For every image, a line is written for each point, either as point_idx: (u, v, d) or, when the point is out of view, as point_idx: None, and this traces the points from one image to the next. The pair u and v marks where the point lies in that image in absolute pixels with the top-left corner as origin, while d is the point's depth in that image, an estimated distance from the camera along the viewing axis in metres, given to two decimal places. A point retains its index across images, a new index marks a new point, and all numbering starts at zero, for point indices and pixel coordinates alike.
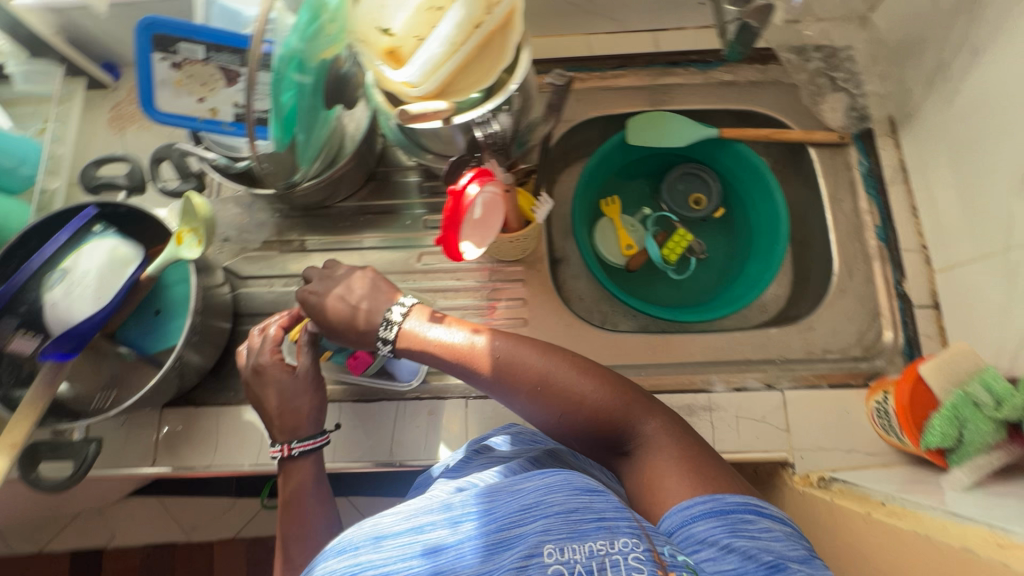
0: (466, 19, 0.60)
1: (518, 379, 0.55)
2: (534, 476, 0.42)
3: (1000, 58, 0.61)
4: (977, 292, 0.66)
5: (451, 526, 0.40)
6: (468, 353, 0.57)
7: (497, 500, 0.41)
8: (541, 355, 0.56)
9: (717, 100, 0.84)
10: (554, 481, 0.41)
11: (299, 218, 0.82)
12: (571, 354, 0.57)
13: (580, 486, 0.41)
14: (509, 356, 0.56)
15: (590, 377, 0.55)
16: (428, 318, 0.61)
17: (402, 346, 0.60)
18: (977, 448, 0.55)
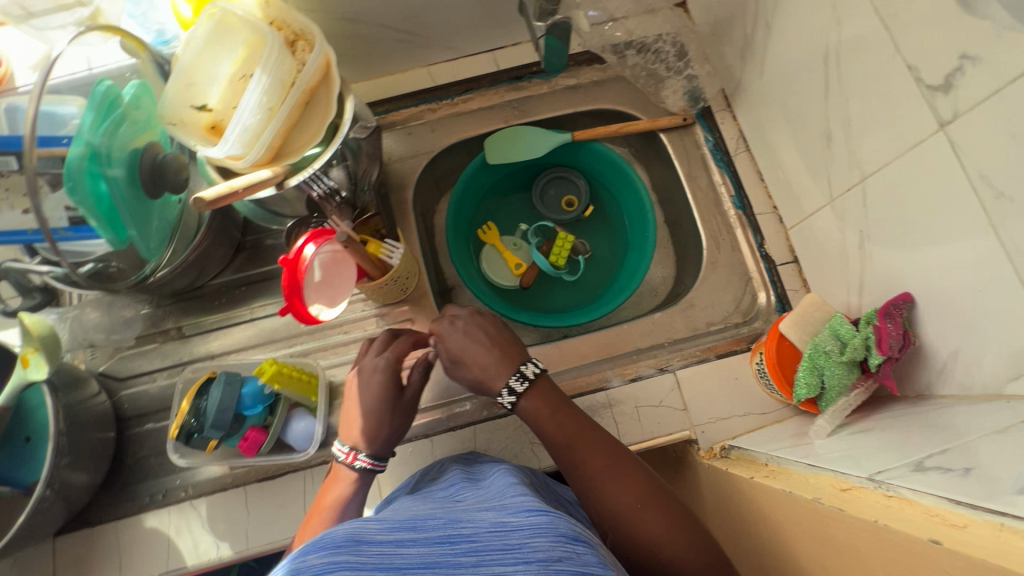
0: (277, 83, 0.60)
1: (603, 494, 0.56)
2: (522, 514, 0.38)
3: (787, 27, 0.65)
4: (821, 242, 0.70)
5: (431, 546, 0.35)
6: (566, 445, 0.59)
7: (482, 531, 0.37)
8: (631, 469, 0.57)
9: (566, 105, 0.86)
10: (541, 522, 0.38)
11: (172, 305, 0.80)
12: (666, 492, 0.56)
13: (568, 533, 0.37)
14: (608, 458, 0.57)
15: (666, 508, 0.55)
16: (558, 400, 0.61)
17: (525, 410, 0.60)
18: (837, 392, 0.59)
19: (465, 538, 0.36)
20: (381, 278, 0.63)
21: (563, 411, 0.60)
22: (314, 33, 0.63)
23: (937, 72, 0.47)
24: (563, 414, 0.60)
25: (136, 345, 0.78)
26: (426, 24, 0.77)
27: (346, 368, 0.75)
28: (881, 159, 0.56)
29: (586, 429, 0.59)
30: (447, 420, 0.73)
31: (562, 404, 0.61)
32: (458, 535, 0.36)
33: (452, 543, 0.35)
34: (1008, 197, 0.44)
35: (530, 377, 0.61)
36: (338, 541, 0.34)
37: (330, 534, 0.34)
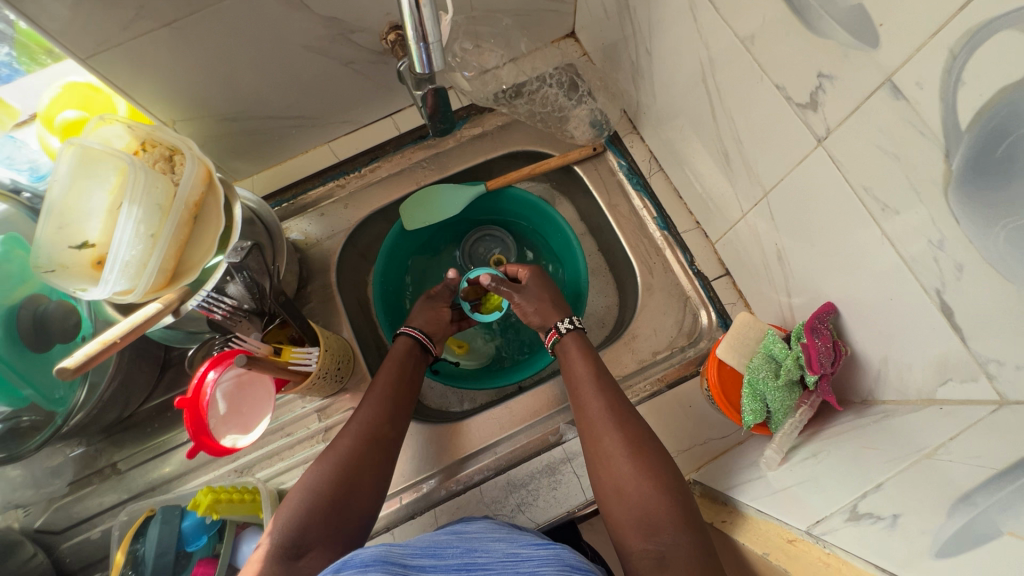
0: (153, 206, 0.57)
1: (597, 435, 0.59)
2: (533, 549, 0.44)
3: (668, 52, 0.65)
4: (745, 254, 0.69)
5: (451, 570, 0.41)
6: (583, 381, 0.64)
7: (495, 561, 0.43)
8: (631, 419, 0.60)
9: (475, 154, 0.84)
10: (549, 555, 0.43)
11: (103, 441, 0.76)
12: (659, 452, 0.57)
13: (574, 564, 0.42)
14: (613, 398, 0.62)
15: (656, 458, 0.56)
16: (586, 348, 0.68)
17: (561, 348, 0.69)
18: (784, 413, 0.57)
19: (481, 566, 0.42)
20: (304, 382, 0.63)
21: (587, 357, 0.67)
22: (185, 146, 0.60)
23: (803, 90, 0.46)
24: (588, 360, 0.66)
25: (72, 491, 0.73)
26: (313, 106, 0.75)
27: (294, 473, 0.72)
28: (777, 174, 0.55)
29: (601, 374, 0.64)
30: (407, 508, 0.69)
31: (590, 355, 0.68)
32: (475, 564, 0.42)
33: (469, 569, 0.42)
34: (892, 209, 0.43)
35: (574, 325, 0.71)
36: (367, 559, 0.38)
37: (358, 555, 0.38)
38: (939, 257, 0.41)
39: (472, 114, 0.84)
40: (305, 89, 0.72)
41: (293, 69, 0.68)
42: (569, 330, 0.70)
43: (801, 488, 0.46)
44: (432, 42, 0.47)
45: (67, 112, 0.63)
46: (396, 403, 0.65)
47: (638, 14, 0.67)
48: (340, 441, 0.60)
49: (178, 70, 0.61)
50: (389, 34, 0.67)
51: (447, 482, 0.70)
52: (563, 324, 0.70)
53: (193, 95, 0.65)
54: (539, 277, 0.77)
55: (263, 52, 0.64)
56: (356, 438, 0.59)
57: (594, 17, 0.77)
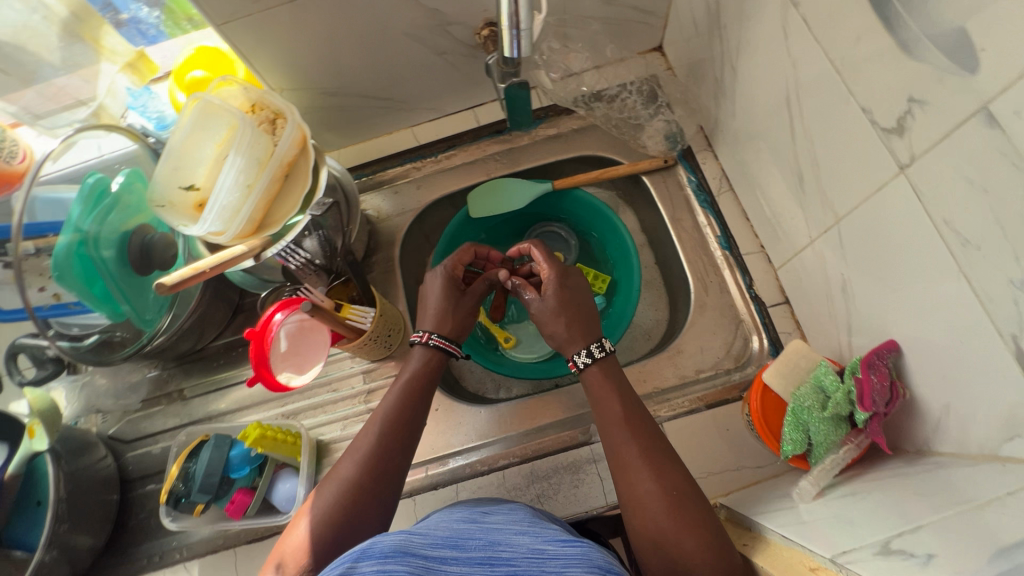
0: (252, 161, 0.64)
1: (630, 480, 0.55)
2: (560, 547, 0.40)
3: (754, 69, 0.65)
4: (808, 283, 0.67)
5: (473, 566, 0.38)
6: (612, 419, 0.60)
7: (519, 556, 0.40)
8: (670, 465, 0.55)
9: (547, 153, 0.87)
10: (577, 554, 0.39)
11: (175, 368, 0.84)
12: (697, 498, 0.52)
13: (601, 565, 0.38)
14: (647, 442, 0.56)
15: (698, 511, 0.51)
16: (609, 377, 0.63)
17: (588, 377, 0.64)
18: (826, 448, 0.55)
19: (505, 561, 0.39)
20: (355, 340, 0.67)
21: (617, 387, 0.62)
22: (288, 111, 0.67)
23: (889, 114, 0.45)
24: (620, 392, 0.62)
25: (143, 407, 0.82)
26: (404, 90, 0.81)
27: (333, 427, 0.77)
28: (852, 201, 0.54)
29: (631, 410, 0.60)
30: (431, 479, 0.72)
31: (621, 386, 0.63)
32: (498, 559, 0.40)
33: (491, 565, 0.39)
34: (973, 244, 0.41)
35: (597, 355, 0.64)
36: (388, 549, 0.37)
37: (379, 543, 0.38)
38: (1020, 300, 0.38)
39: (549, 115, 0.87)
40: (401, 73, 0.77)
41: (391, 53, 0.73)
42: (592, 364, 0.64)
43: (835, 523, 0.45)
44: (522, 30, 0.49)
45: (195, 71, 0.71)
46: (403, 419, 0.60)
47: (728, 31, 0.67)
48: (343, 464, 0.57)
49: (292, 42, 0.68)
50: (483, 30, 0.72)
51: (472, 461, 0.72)
52: (580, 363, 0.64)
53: (304, 67, 0.72)
54: (563, 290, 0.70)
55: (368, 35, 0.70)
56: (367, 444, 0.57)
57: (684, 32, 0.78)
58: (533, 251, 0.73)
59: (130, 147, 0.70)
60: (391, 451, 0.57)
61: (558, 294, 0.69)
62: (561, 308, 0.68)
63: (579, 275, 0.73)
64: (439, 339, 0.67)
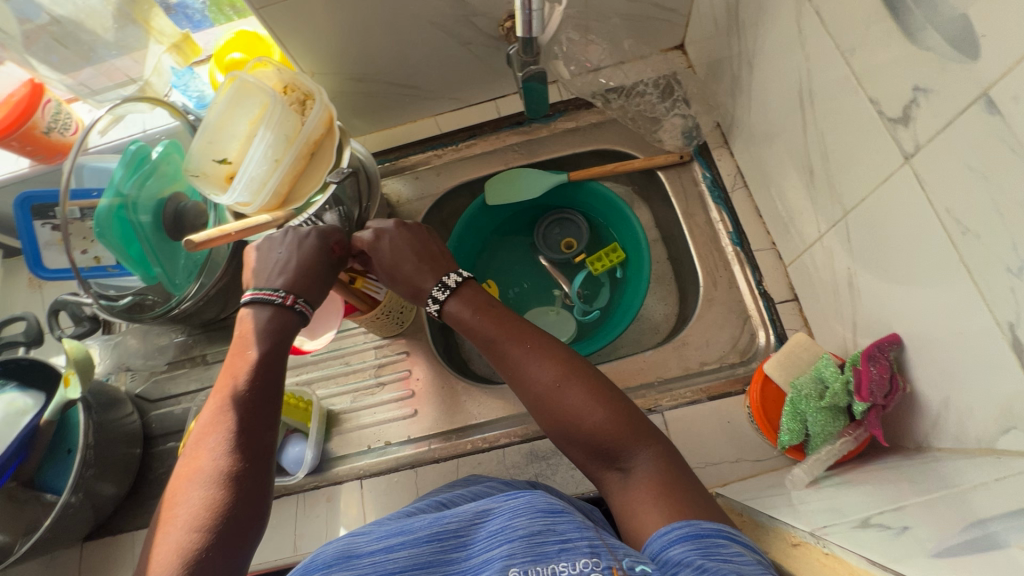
0: (280, 137, 0.68)
1: (530, 391, 0.53)
2: (501, 501, 0.42)
3: (769, 65, 0.66)
4: (816, 279, 0.67)
5: (423, 546, 0.38)
6: (491, 340, 0.55)
7: (467, 523, 0.40)
8: (566, 363, 0.52)
9: (564, 146, 0.89)
10: (520, 503, 0.41)
11: (201, 335, 0.88)
12: (589, 377, 0.52)
13: (545, 508, 0.40)
14: (528, 342, 0.54)
15: (605, 395, 0.51)
16: (468, 305, 0.58)
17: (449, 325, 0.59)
18: (823, 438, 0.55)
19: (452, 532, 0.40)
20: (368, 312, 0.70)
21: (491, 305, 0.57)
22: (318, 93, 0.70)
23: (896, 104, 0.45)
24: (488, 309, 0.57)
25: (168, 369, 0.86)
26: (428, 79, 0.84)
27: (343, 398, 0.80)
28: (859, 193, 0.54)
29: (497, 315, 0.56)
30: (435, 452, 0.74)
31: (486, 301, 0.58)
32: (446, 531, 0.40)
33: (438, 540, 0.39)
34: (973, 232, 0.41)
35: (449, 291, 0.58)
36: (331, 557, 0.38)
37: (322, 553, 0.39)
38: (1016, 286, 0.38)
39: (569, 108, 0.89)
40: (427, 63, 0.81)
41: (418, 42, 0.77)
42: (451, 297, 0.58)
43: (822, 506, 0.45)
44: (535, 10, 0.52)
45: (234, 53, 0.75)
46: (277, 346, 0.56)
47: (746, 27, 0.68)
48: (219, 409, 0.51)
49: (324, 27, 0.72)
50: (507, 21, 0.75)
51: (473, 438, 0.74)
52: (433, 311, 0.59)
53: (335, 53, 0.76)
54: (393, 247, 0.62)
55: (396, 23, 0.73)
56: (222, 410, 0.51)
57: (704, 29, 0.79)
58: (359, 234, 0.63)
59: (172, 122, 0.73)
60: (269, 382, 0.54)
61: (383, 263, 0.62)
62: (395, 271, 0.61)
63: (411, 230, 0.63)
64: (256, 292, 0.58)
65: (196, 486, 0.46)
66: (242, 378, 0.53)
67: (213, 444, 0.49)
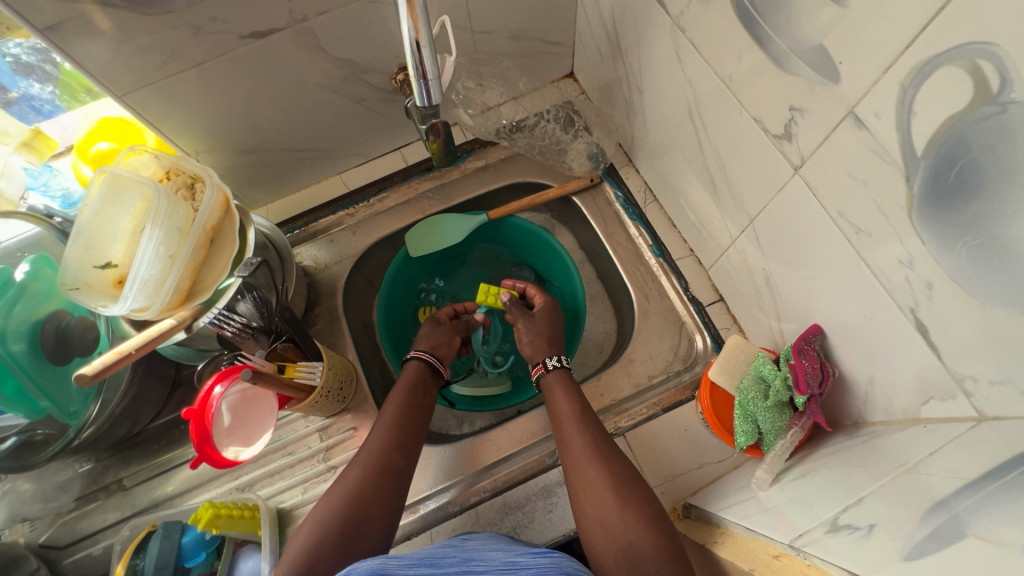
0: (172, 230, 0.61)
1: (582, 474, 0.60)
2: (532, 556, 0.46)
3: (656, 90, 0.70)
4: (737, 279, 0.71)
5: None
6: (567, 419, 0.66)
7: (493, 568, 0.45)
8: (624, 478, 0.59)
9: (478, 185, 0.89)
10: (547, 562, 0.44)
11: (112, 457, 0.78)
12: (640, 489, 0.58)
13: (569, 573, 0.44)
14: (598, 443, 0.63)
15: (653, 516, 0.55)
16: (568, 387, 0.71)
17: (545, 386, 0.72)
18: (775, 434, 0.58)
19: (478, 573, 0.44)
20: (305, 399, 0.65)
21: (577, 394, 0.70)
22: (207, 175, 0.65)
23: (777, 122, 0.49)
24: (575, 398, 0.69)
25: (77, 507, 0.75)
26: (327, 139, 0.81)
27: (294, 493, 0.73)
28: (760, 201, 0.58)
29: (586, 412, 0.67)
30: (404, 529, 0.69)
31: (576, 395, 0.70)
32: None
33: None
34: (865, 231, 0.45)
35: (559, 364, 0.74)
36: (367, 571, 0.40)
37: (357, 569, 0.41)
38: (910, 276, 0.42)
39: (475, 148, 0.89)
40: (321, 124, 0.77)
41: (310, 105, 0.73)
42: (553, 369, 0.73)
43: (789, 507, 0.47)
44: (431, 78, 0.54)
45: (100, 144, 0.68)
46: (415, 415, 0.69)
47: (629, 55, 0.72)
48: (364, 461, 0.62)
49: (204, 107, 0.67)
50: (398, 74, 0.73)
51: (441, 504, 0.70)
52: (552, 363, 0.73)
53: (218, 129, 0.71)
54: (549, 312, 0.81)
55: (283, 91, 0.69)
56: (368, 465, 0.61)
57: (591, 59, 0.82)
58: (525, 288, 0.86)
59: (33, 230, 0.64)
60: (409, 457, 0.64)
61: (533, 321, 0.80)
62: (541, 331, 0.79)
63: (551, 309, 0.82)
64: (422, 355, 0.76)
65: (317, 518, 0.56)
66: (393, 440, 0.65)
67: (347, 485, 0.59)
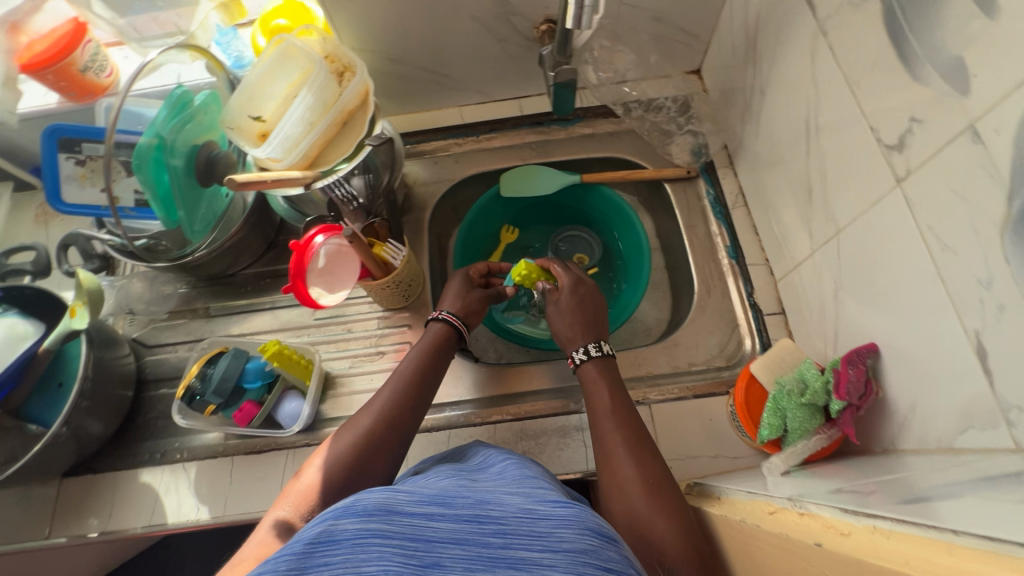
0: (318, 102, 0.70)
1: (609, 472, 0.58)
2: (553, 505, 0.39)
3: (778, 94, 0.72)
4: (804, 293, 0.72)
5: (461, 523, 0.36)
6: (601, 414, 0.64)
7: (510, 516, 0.38)
8: (654, 479, 0.56)
9: (580, 150, 0.94)
10: (569, 515, 0.38)
11: (205, 288, 0.90)
12: (670, 490, 0.55)
13: (594, 529, 0.37)
14: (632, 443, 0.60)
15: (684, 519, 0.52)
16: (605, 375, 0.68)
17: (584, 373, 0.69)
18: (800, 434, 0.59)
19: (494, 520, 0.37)
20: (381, 280, 0.71)
21: (614, 386, 0.66)
22: (358, 67, 0.73)
23: (893, 132, 0.51)
24: (616, 392, 0.66)
25: (169, 318, 0.88)
26: (461, 70, 0.88)
27: (343, 361, 0.82)
28: (853, 213, 0.59)
29: (621, 406, 0.64)
30: (427, 422, 0.76)
31: (614, 384, 0.67)
32: (486, 516, 0.37)
33: (479, 522, 0.37)
34: (952, 250, 0.46)
35: (594, 353, 0.70)
36: (372, 507, 0.36)
37: (362, 499, 0.36)
38: (985, 298, 0.43)
39: (587, 116, 0.94)
40: (460, 53, 0.85)
41: (458, 32, 0.81)
42: (588, 359, 0.69)
43: (795, 488, 0.49)
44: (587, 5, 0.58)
45: (280, 20, 0.78)
46: (430, 362, 0.67)
47: (761, 56, 0.74)
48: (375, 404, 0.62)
49: (372, 8, 0.76)
50: (542, 25, 0.80)
51: (466, 413, 0.77)
52: (578, 357, 0.70)
53: (376, 31, 0.80)
54: (576, 285, 0.76)
55: (441, 12, 0.77)
56: (379, 410, 0.61)
57: (723, 57, 0.85)
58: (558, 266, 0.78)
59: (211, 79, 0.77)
60: (417, 405, 0.64)
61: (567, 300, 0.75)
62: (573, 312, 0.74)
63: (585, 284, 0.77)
64: (449, 316, 0.72)
65: (327, 453, 0.57)
66: (402, 384, 0.64)
67: (355, 426, 0.60)
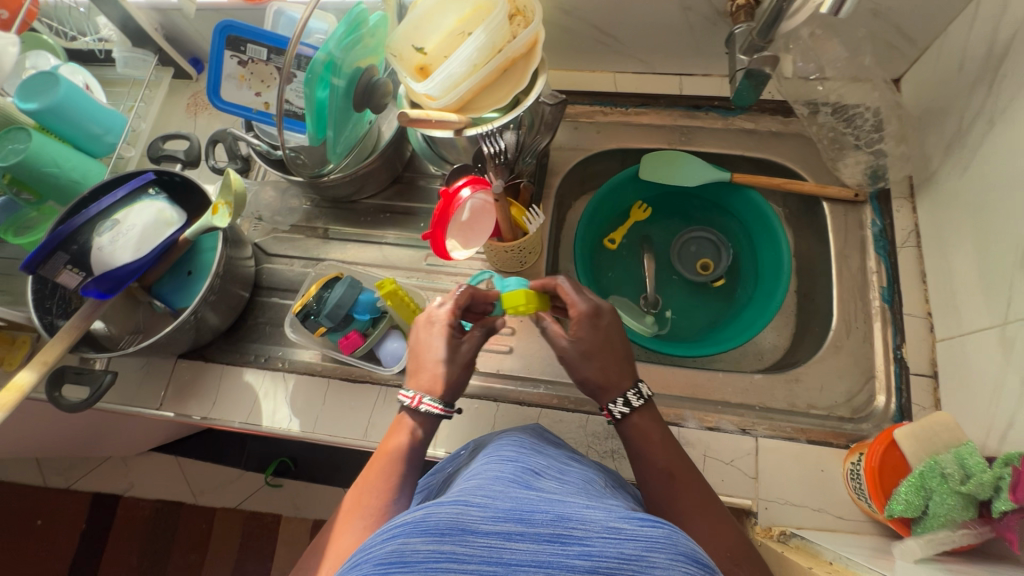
0: (488, 44, 0.66)
1: None
2: (642, 520, 0.32)
3: (1014, 129, 0.60)
4: (974, 364, 0.62)
5: (538, 540, 0.30)
6: (658, 474, 0.54)
7: (593, 534, 0.30)
8: (736, 551, 0.48)
9: (736, 145, 0.85)
10: (662, 536, 0.31)
11: (328, 208, 0.91)
12: (754, 560, 0.47)
13: (689, 555, 0.31)
14: (700, 506, 0.51)
15: None
16: (654, 428, 0.57)
17: (627, 431, 0.58)
18: (943, 522, 0.52)
19: (575, 537, 0.30)
20: (507, 243, 0.69)
21: (666, 438, 0.57)
22: (535, 13, 0.68)
23: None
24: (668, 447, 0.56)
25: (290, 231, 0.90)
26: (630, 33, 0.81)
27: None
28: None
29: (680, 461, 0.55)
30: (519, 394, 0.74)
31: (665, 438, 0.57)
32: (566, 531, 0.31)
33: (559, 541, 0.30)
34: None
35: (636, 404, 0.58)
36: (442, 525, 0.30)
37: (431, 514, 0.31)
38: None
39: (754, 109, 0.85)
40: (636, 14, 0.77)
41: None
42: (633, 410, 0.58)
43: None
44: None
45: None
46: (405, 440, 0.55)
47: (1004, 79, 0.62)
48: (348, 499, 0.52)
49: None
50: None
51: (560, 396, 0.75)
52: (618, 413, 0.58)
53: None
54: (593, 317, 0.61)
55: None
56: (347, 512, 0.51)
57: (941, 71, 0.73)
58: (565, 287, 0.62)
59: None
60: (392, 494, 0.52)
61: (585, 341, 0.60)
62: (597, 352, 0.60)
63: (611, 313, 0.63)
64: (428, 403, 0.56)
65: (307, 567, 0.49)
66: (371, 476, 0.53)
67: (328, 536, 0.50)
